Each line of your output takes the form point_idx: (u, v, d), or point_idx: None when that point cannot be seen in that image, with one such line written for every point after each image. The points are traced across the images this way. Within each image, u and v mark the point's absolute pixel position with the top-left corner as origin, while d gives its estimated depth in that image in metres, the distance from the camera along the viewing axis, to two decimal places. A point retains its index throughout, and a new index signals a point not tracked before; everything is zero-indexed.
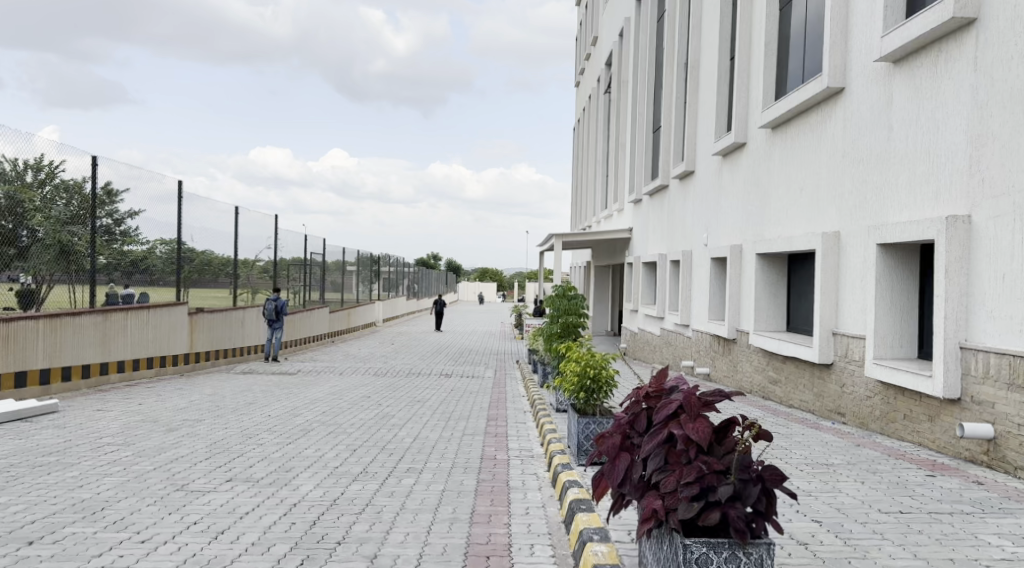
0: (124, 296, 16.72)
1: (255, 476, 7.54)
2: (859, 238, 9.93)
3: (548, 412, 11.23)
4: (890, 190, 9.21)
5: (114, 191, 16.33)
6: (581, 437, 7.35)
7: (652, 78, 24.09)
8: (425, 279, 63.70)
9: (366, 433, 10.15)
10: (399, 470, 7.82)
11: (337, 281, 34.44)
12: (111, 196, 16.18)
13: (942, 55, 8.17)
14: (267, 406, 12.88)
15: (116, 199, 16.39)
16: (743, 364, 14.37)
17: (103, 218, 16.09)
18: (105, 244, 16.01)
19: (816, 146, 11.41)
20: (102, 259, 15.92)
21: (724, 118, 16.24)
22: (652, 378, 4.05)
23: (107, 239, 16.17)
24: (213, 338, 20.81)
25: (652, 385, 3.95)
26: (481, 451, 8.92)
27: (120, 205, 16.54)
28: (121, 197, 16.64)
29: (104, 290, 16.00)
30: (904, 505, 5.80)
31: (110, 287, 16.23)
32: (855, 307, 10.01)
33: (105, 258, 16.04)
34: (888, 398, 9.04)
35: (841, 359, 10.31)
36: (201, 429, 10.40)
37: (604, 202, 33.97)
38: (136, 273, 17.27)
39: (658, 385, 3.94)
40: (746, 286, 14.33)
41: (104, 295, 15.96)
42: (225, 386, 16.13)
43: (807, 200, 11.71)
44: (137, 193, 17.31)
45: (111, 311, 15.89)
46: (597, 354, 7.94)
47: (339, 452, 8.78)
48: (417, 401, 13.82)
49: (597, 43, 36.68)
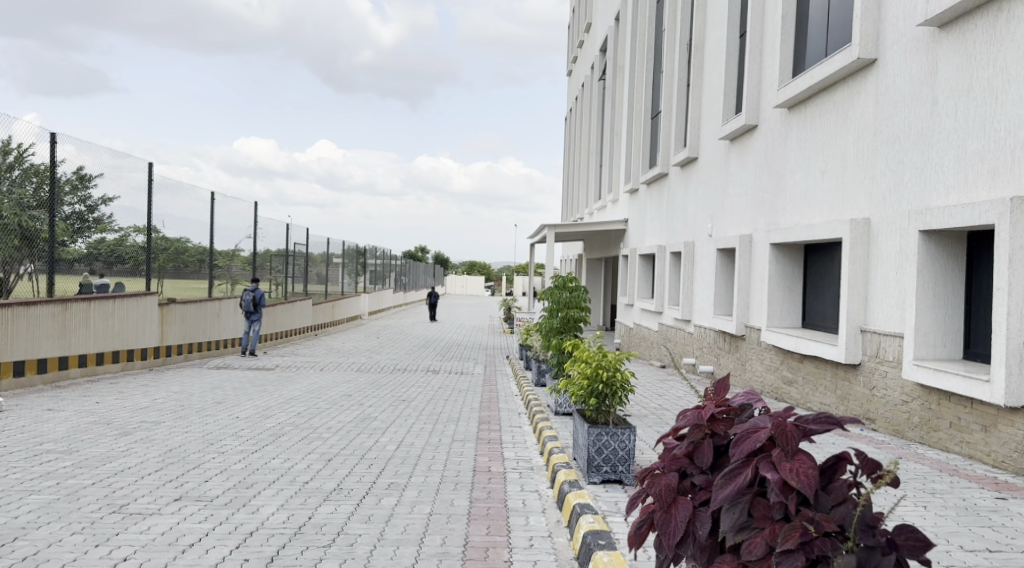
0: (98, 286, 15.76)
1: (208, 494, 6.44)
2: (895, 225, 8.94)
3: (546, 415, 10.19)
4: (933, 171, 8.21)
5: (88, 176, 15.20)
6: (590, 451, 6.28)
7: (652, 62, 23.05)
8: (412, 272, 62.20)
9: (343, 439, 9.06)
10: (379, 487, 6.72)
11: (321, 273, 33.22)
12: (84, 181, 15.10)
13: (1003, 15, 7.15)
14: (238, 406, 11.76)
15: (89, 184, 15.25)
16: (753, 362, 13.36)
17: (76, 205, 14.97)
18: (77, 232, 14.95)
19: (842, 125, 10.40)
20: (75, 248, 14.89)
21: (732, 100, 15.20)
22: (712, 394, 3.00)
23: (80, 226, 15.08)
24: (187, 330, 19.62)
25: (716, 403, 2.89)
26: (472, 462, 7.84)
27: (93, 190, 15.45)
28: (95, 182, 15.51)
29: (77, 280, 15.04)
30: (989, 541, 4.79)
31: (84, 276, 15.26)
32: (889, 302, 9.01)
33: (76, 247, 14.97)
34: (930, 404, 8.05)
35: (872, 359, 9.31)
36: (157, 434, 9.27)
37: (597, 193, 32.92)
38: (110, 262, 16.22)
39: (722, 402, 2.90)
40: (757, 279, 13.33)
41: (75, 285, 14.93)
42: (195, 383, 14.99)
43: (830, 183, 10.70)
44: (113, 177, 16.19)
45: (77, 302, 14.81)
46: (609, 354, 6.84)
47: (310, 462, 7.71)
48: (402, 401, 12.76)
49: (591, 30, 35.66)
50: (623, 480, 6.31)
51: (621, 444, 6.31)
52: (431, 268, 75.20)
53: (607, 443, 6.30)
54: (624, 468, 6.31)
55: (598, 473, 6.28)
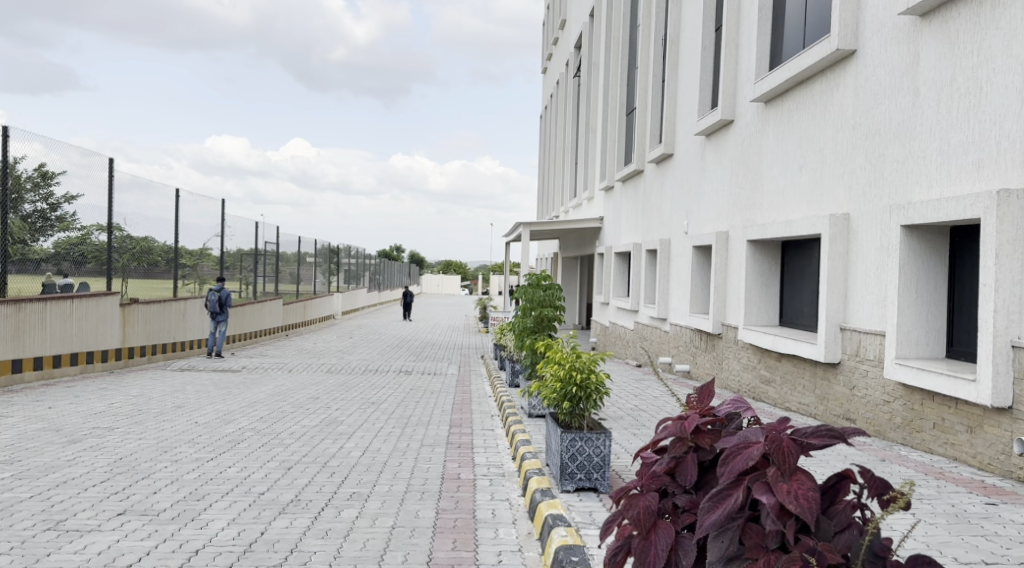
0: (62, 285, 15.37)
1: (155, 508, 6.01)
2: (875, 220, 8.72)
3: (520, 418, 9.85)
4: (915, 164, 7.98)
5: (51, 173, 14.84)
6: (564, 457, 5.94)
7: (627, 58, 22.82)
8: (387, 271, 61.56)
9: (306, 445, 8.65)
10: (340, 498, 6.34)
11: (293, 272, 32.58)
12: (46, 178, 14.70)
13: (987, 3, 6.93)
14: (198, 410, 11.27)
15: (52, 182, 14.90)
16: (730, 361, 13.12)
17: (37, 202, 14.62)
18: (38, 230, 14.57)
19: (819, 119, 10.17)
20: (39, 247, 14.57)
21: (708, 95, 14.96)
22: (699, 406, 2.67)
23: (42, 225, 14.71)
24: (151, 331, 19.03)
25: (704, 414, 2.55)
26: (441, 469, 7.47)
27: (56, 187, 15.08)
28: (58, 179, 15.14)
29: (42, 279, 14.70)
30: (984, 552, 4.52)
31: (49, 276, 14.92)
32: (870, 299, 8.79)
33: (38, 246, 14.60)
34: (912, 404, 7.82)
35: (852, 358, 9.08)
36: (109, 441, 8.79)
37: (573, 190, 32.68)
38: (74, 261, 15.79)
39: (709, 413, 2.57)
40: (734, 276, 13.09)
41: (38, 286, 14.56)
42: (156, 386, 14.45)
43: (808, 178, 10.46)
44: (74, 174, 15.69)
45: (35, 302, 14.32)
46: (584, 355, 6.50)
47: (269, 471, 7.30)
48: (371, 403, 12.35)
49: (565, 27, 35.43)
50: (598, 487, 5.98)
51: (596, 450, 5.96)
52: (406, 268, 74.55)
53: (582, 449, 5.95)
54: (599, 475, 5.97)
55: (572, 481, 5.94)
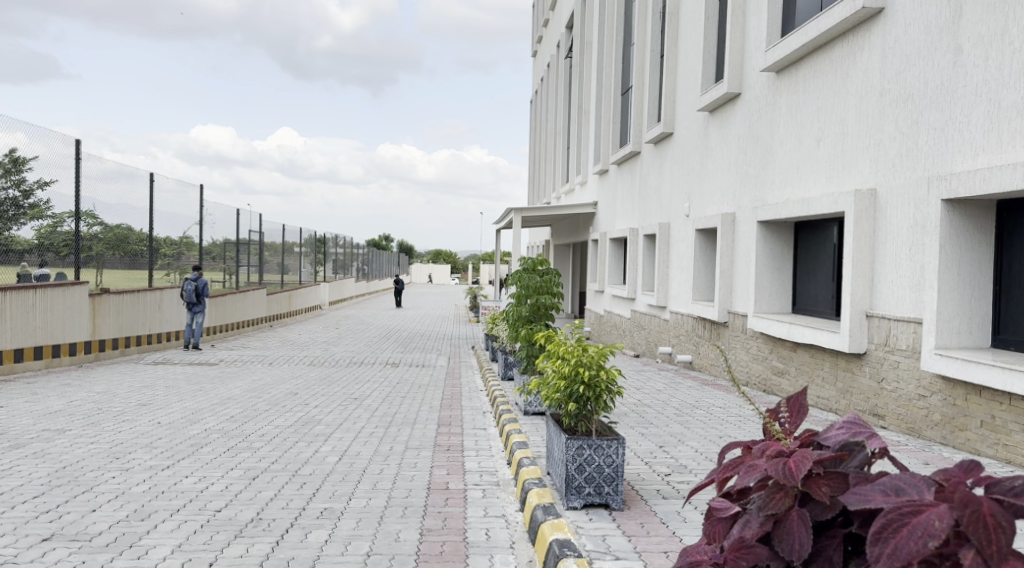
0: (38, 276, 14.69)
1: (86, 533, 5.07)
2: (907, 195, 7.88)
3: (514, 416, 8.99)
4: (956, 131, 7.13)
5: (22, 158, 13.92)
6: (570, 469, 5.07)
7: (623, 36, 21.88)
8: (375, 262, 60.36)
9: (276, 450, 7.74)
10: (308, 517, 5.43)
11: (277, 262, 31.41)
12: (18, 164, 13.83)
13: None
14: (163, 409, 10.33)
15: (23, 167, 13.98)
16: (737, 352, 12.31)
17: (9, 189, 13.73)
18: (10, 219, 13.70)
19: (841, 87, 9.29)
20: (14, 236, 13.84)
21: (712, 69, 14.08)
22: (801, 442, 1.82)
23: (13, 212, 13.82)
24: (125, 322, 18.01)
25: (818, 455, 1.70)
26: (428, 477, 6.57)
27: (28, 173, 14.17)
28: (30, 165, 14.21)
29: (14, 270, 13.93)
30: None
31: (22, 267, 14.19)
32: (901, 283, 7.96)
33: (9, 235, 13.72)
34: (955, 399, 6.99)
35: (880, 348, 8.25)
36: (56, 446, 7.85)
37: (565, 176, 31.76)
38: (46, 250, 14.91)
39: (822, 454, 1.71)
40: (742, 261, 12.25)
41: (12, 276, 13.84)
42: (123, 382, 13.46)
43: (827, 153, 9.59)
44: (45, 158, 14.73)
45: (7, 292, 13.60)
46: (593, 348, 5.59)
47: (229, 483, 6.39)
48: (353, 399, 11.44)
49: (556, 9, 34.48)
50: (609, 504, 5.10)
51: (607, 461, 5.09)
52: (395, 258, 73.31)
53: (590, 458, 5.08)
54: (611, 489, 5.10)
55: (579, 496, 5.08)
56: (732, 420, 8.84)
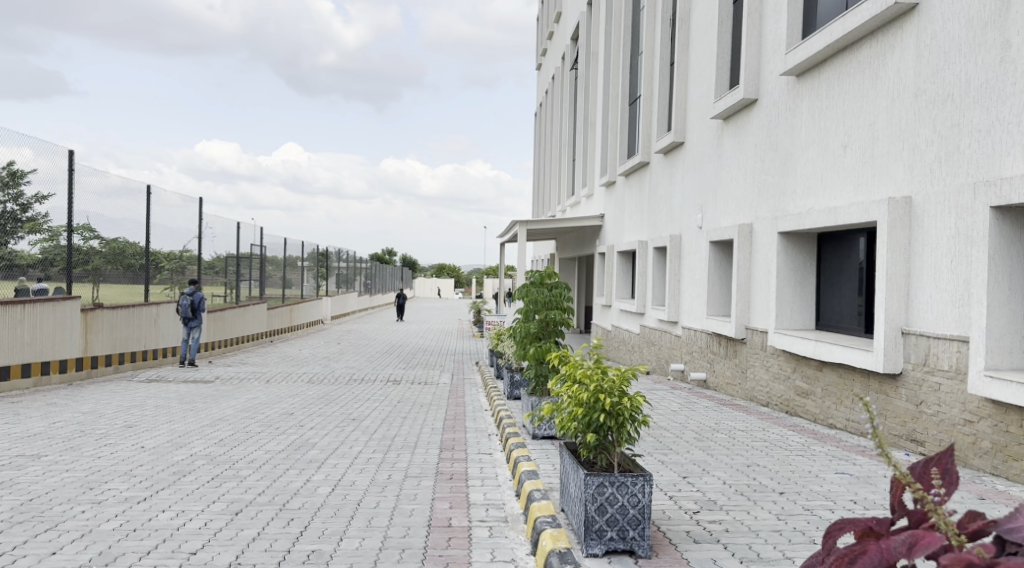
0: (36, 290, 14.23)
1: None
2: (948, 202, 7.30)
3: (522, 441, 8.38)
4: (1004, 132, 6.55)
5: (20, 171, 13.49)
6: (589, 509, 4.46)
7: (631, 45, 21.38)
8: (378, 276, 59.75)
9: (264, 478, 7.13)
10: (293, 562, 4.81)
11: (278, 277, 30.82)
12: (14, 177, 13.39)
13: None
14: (150, 431, 9.73)
15: (22, 180, 13.56)
16: (756, 370, 11.70)
17: (6, 202, 13.28)
18: (9, 233, 13.28)
19: (869, 88, 8.73)
20: (13, 250, 13.41)
21: (726, 75, 13.54)
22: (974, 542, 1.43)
23: (11, 226, 13.38)
24: (119, 338, 17.41)
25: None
26: (428, 513, 5.95)
27: (26, 186, 13.74)
28: (29, 177, 13.78)
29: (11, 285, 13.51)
30: None
31: (20, 282, 13.76)
32: (942, 298, 7.36)
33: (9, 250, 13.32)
34: (1007, 426, 6.35)
35: (918, 368, 7.63)
36: (27, 474, 7.24)
37: (571, 188, 31.19)
38: (48, 265, 14.49)
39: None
40: (760, 274, 11.66)
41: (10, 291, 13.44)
42: (111, 401, 12.85)
43: (855, 160, 9.02)
44: (46, 171, 14.32)
45: None
46: (613, 370, 4.97)
47: (208, 519, 5.76)
48: (351, 421, 10.82)
49: (561, 21, 34.09)
50: (635, 550, 4.48)
51: (632, 500, 4.49)
52: (398, 272, 72.70)
53: (613, 498, 4.48)
54: (636, 533, 4.48)
55: (600, 542, 4.47)
56: (757, 445, 8.21)
